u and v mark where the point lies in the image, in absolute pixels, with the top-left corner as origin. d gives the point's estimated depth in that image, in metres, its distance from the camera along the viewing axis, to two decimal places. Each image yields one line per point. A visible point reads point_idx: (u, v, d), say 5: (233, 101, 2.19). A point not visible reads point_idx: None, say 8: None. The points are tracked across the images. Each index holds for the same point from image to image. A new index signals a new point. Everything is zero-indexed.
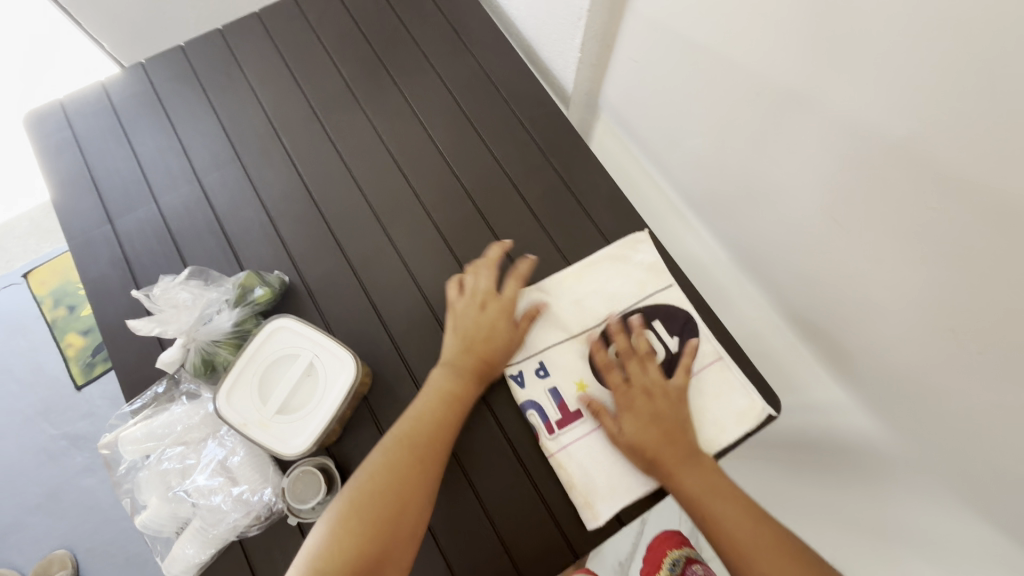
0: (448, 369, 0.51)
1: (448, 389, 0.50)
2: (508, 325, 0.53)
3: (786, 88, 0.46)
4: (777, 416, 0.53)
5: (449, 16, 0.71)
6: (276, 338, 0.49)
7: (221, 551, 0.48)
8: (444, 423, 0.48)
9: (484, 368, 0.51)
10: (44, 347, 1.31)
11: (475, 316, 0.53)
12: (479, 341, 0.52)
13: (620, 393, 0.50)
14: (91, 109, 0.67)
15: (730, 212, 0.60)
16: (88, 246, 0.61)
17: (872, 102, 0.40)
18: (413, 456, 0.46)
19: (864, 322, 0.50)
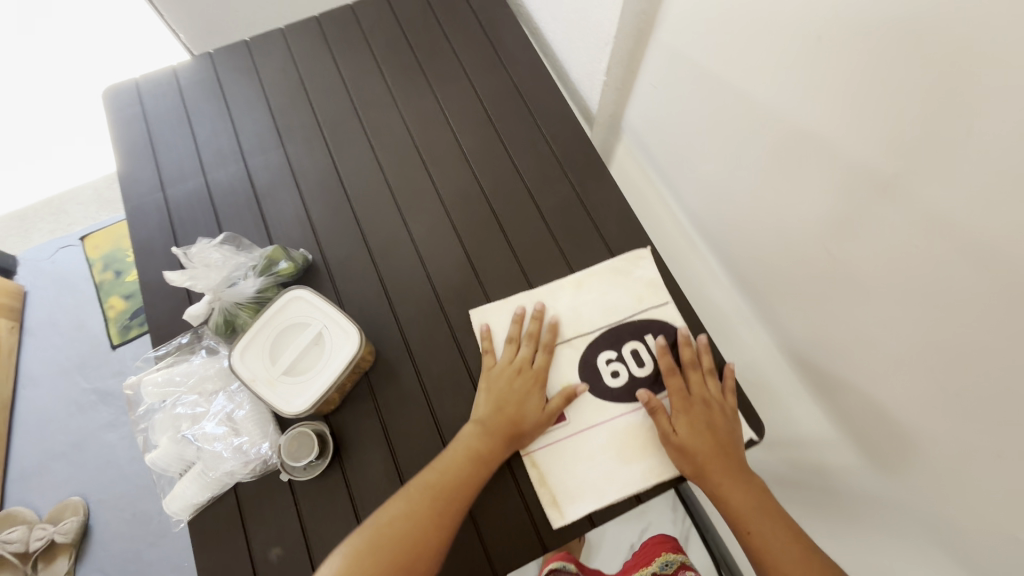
0: (479, 428, 0.52)
1: (477, 450, 0.51)
2: (540, 394, 0.54)
3: (788, 123, 0.47)
4: (757, 441, 0.54)
5: (489, 33, 0.76)
6: (291, 307, 0.53)
7: (218, 497, 0.52)
8: (468, 484, 0.49)
9: (515, 436, 0.52)
10: (89, 305, 1.41)
11: (509, 380, 0.54)
12: (512, 409, 0.53)
13: (679, 403, 0.52)
14: (161, 88, 0.75)
15: (733, 239, 0.61)
16: (141, 209, 0.68)
17: (863, 141, 0.41)
18: (432, 509, 0.48)
19: (849, 360, 0.50)
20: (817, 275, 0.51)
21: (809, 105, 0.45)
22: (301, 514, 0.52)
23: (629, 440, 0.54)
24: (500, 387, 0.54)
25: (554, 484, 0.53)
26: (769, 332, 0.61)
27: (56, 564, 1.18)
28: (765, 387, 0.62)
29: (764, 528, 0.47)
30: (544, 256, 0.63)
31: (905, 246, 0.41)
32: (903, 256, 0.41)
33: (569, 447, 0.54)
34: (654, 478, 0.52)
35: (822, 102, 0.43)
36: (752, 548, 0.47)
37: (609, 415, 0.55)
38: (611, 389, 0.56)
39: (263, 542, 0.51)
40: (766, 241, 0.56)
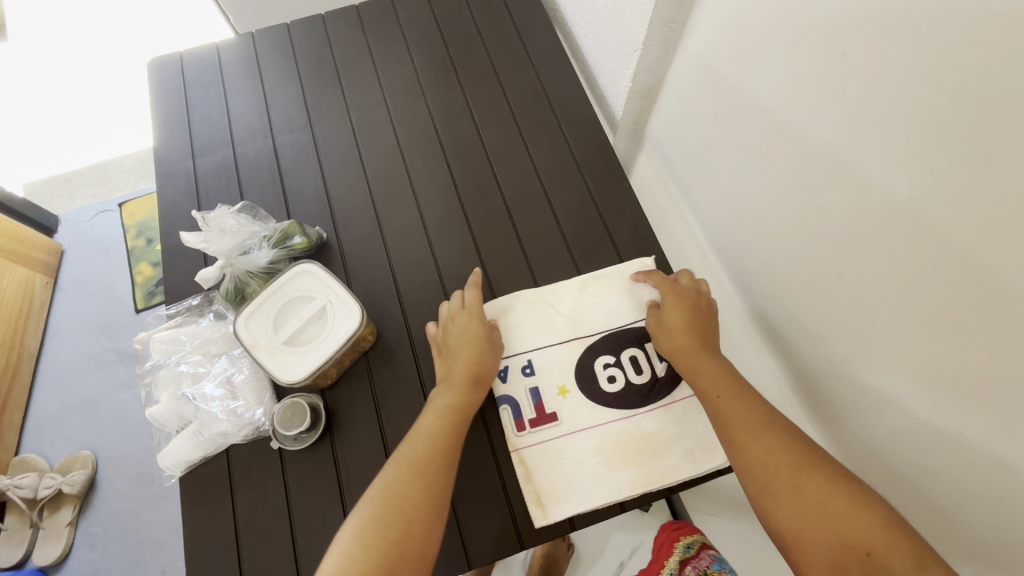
0: (445, 387, 0.52)
1: (447, 404, 0.51)
2: (482, 330, 0.55)
3: (807, 139, 0.47)
4: None
5: (522, 34, 0.77)
6: (298, 280, 0.53)
7: (211, 458, 0.54)
8: (450, 439, 0.49)
9: (481, 379, 0.53)
10: (119, 269, 1.48)
11: (450, 332, 0.55)
12: (467, 352, 0.53)
13: (667, 289, 0.55)
14: (202, 63, 0.77)
15: (746, 256, 0.60)
16: (171, 175, 0.70)
17: (880, 162, 0.40)
18: (422, 469, 0.47)
19: (854, 389, 0.49)
20: (827, 298, 0.49)
21: (830, 122, 0.44)
22: (287, 484, 0.53)
23: (618, 447, 0.53)
24: (453, 331, 0.55)
25: (539, 483, 0.52)
26: (775, 354, 0.60)
27: (60, 513, 1.23)
28: None
29: (732, 398, 0.49)
30: (553, 256, 0.63)
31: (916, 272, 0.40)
32: (913, 284, 0.40)
33: (556, 448, 0.53)
34: (641, 487, 0.52)
35: (842, 120, 0.43)
36: (722, 413, 0.49)
37: (602, 420, 0.54)
38: (605, 394, 0.55)
39: (249, 506, 0.52)
40: (779, 259, 0.55)
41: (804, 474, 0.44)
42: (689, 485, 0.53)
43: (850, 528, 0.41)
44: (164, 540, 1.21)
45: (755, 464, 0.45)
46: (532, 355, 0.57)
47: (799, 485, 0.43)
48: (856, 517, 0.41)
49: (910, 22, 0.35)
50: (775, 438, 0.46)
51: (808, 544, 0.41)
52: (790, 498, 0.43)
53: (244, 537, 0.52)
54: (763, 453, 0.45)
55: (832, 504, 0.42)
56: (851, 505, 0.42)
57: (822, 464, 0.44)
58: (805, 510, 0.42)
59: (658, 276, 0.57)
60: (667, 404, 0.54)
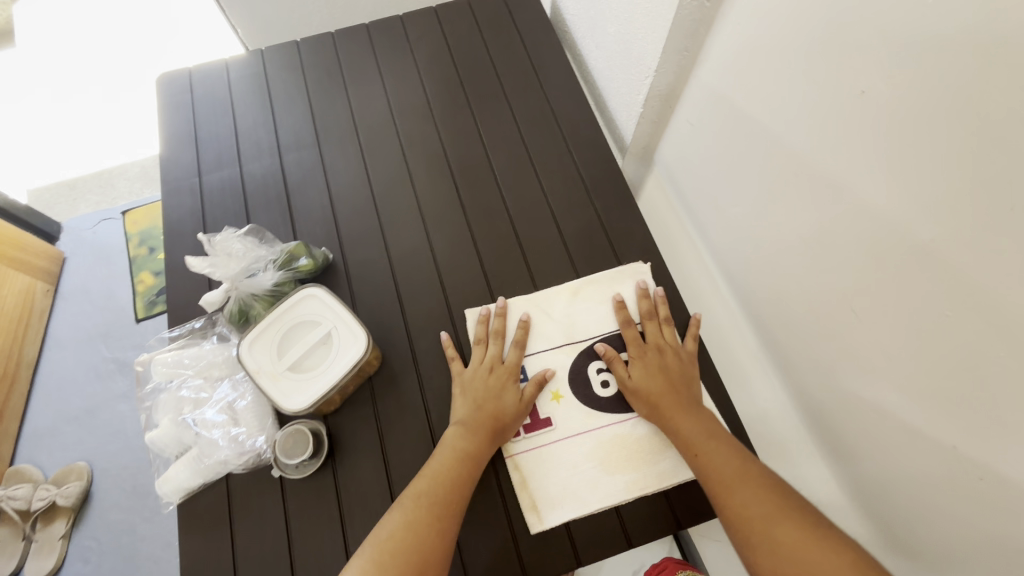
0: (461, 429, 0.52)
1: (465, 448, 0.50)
2: (516, 388, 0.54)
3: (822, 172, 0.46)
4: None
5: (531, 55, 0.77)
6: (305, 304, 0.53)
7: (209, 484, 0.53)
8: (459, 486, 0.48)
9: (500, 430, 0.52)
10: (121, 278, 1.49)
11: (485, 379, 0.54)
12: (492, 400, 0.53)
13: (631, 350, 0.56)
14: (211, 79, 0.77)
15: (754, 284, 0.60)
16: (176, 192, 0.69)
17: (898, 200, 0.39)
18: (430, 516, 0.46)
19: (866, 424, 0.48)
20: (840, 331, 0.48)
21: (849, 157, 0.43)
22: (287, 512, 0.52)
23: (613, 451, 0.53)
24: (489, 383, 0.54)
25: (534, 489, 0.52)
26: (784, 385, 0.59)
27: (53, 526, 1.21)
28: (777, 441, 0.60)
29: (711, 452, 0.49)
30: (560, 280, 0.62)
31: (933, 311, 0.39)
32: (934, 326, 0.39)
33: (551, 453, 0.54)
34: (637, 491, 0.52)
35: (862, 156, 0.42)
36: (703, 467, 0.49)
37: (596, 424, 0.55)
38: (599, 398, 0.56)
39: (247, 535, 0.51)
40: (792, 292, 0.54)
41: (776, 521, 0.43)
42: (697, 517, 0.52)
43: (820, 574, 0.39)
44: (159, 556, 1.19)
45: (735, 517, 0.45)
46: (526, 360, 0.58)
47: (770, 535, 0.43)
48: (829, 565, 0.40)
49: (938, 63, 0.34)
50: (753, 489, 0.45)
51: None
52: (764, 550, 0.42)
53: (242, 567, 0.50)
54: (742, 505, 0.45)
55: (806, 555, 0.41)
56: (823, 552, 0.40)
57: (796, 512, 0.43)
58: (780, 560, 0.41)
59: (631, 331, 0.57)
60: None
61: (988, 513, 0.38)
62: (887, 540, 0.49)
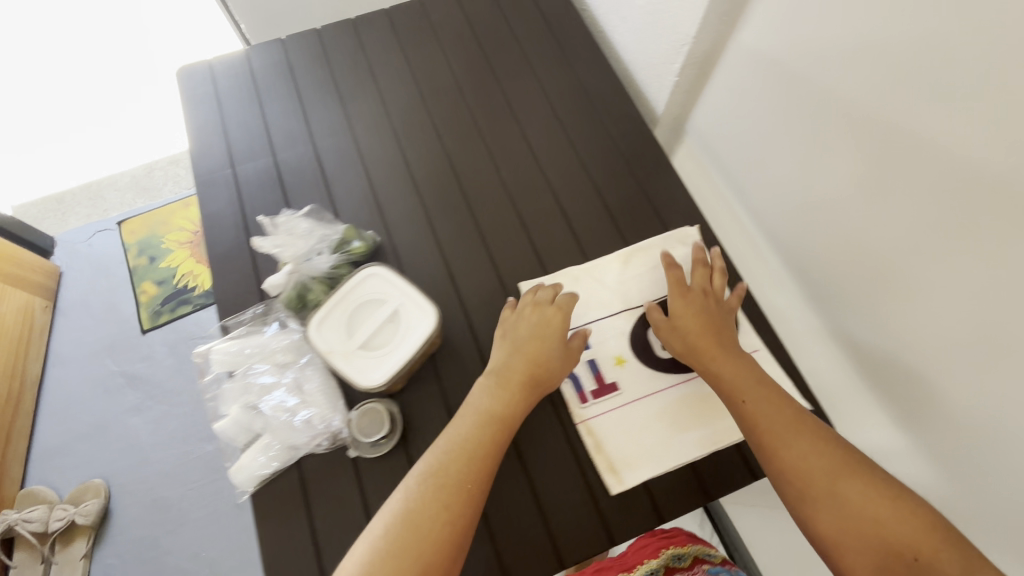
0: (496, 381, 0.51)
1: (500, 400, 0.50)
2: (560, 337, 0.54)
3: (871, 119, 0.46)
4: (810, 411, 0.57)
5: (557, 33, 0.77)
6: (368, 284, 0.52)
7: (282, 470, 0.52)
8: (495, 440, 0.48)
9: (543, 386, 0.52)
10: (122, 289, 1.45)
11: (527, 330, 0.54)
12: (536, 354, 0.52)
13: (674, 290, 0.56)
14: (233, 70, 0.75)
15: (800, 240, 0.61)
16: (210, 183, 0.67)
17: (956, 139, 0.39)
18: (463, 473, 0.45)
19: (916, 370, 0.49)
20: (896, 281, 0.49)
21: (900, 103, 0.43)
22: (365, 495, 0.51)
23: (682, 410, 0.54)
24: (536, 334, 0.53)
25: (609, 452, 0.53)
26: (834, 338, 0.60)
27: (73, 546, 1.18)
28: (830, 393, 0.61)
29: (763, 404, 0.48)
30: (609, 248, 0.63)
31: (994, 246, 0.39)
32: (999, 265, 0.39)
33: (621, 416, 0.54)
34: (710, 447, 0.53)
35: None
36: (752, 416, 0.48)
37: (661, 386, 0.56)
38: (661, 360, 0.57)
39: (329, 520, 0.50)
40: (839, 249, 0.55)
41: (840, 479, 0.43)
42: None
43: (898, 533, 0.40)
44: (186, 568, 1.17)
45: (790, 469, 0.45)
46: (586, 329, 0.58)
47: (836, 490, 0.43)
48: (901, 522, 0.40)
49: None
50: (811, 443, 0.45)
51: (851, 548, 0.41)
52: (828, 504, 0.43)
53: (325, 553, 0.49)
54: (800, 457, 0.45)
55: (875, 510, 0.41)
56: (891, 509, 0.41)
57: (860, 468, 0.44)
58: (842, 514, 0.42)
59: (677, 274, 0.57)
60: None
61: None
62: (944, 478, 0.50)
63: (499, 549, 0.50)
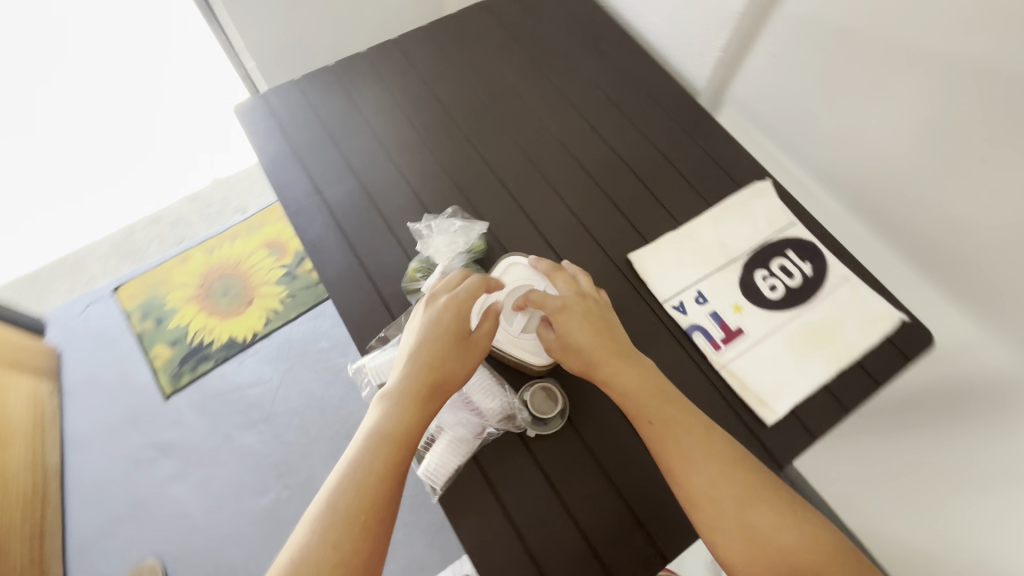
0: (394, 412, 0.48)
1: (396, 433, 0.48)
2: (456, 340, 0.52)
3: (951, 56, 0.55)
4: (908, 323, 0.63)
5: (589, 28, 0.83)
6: (512, 274, 0.60)
7: (463, 465, 0.53)
8: (396, 479, 0.46)
9: (444, 383, 0.51)
10: (132, 358, 1.33)
11: (429, 348, 0.51)
12: (429, 355, 0.51)
13: (553, 303, 0.54)
14: (287, 102, 0.76)
15: (863, 176, 0.68)
16: (302, 213, 0.68)
17: None
18: (362, 525, 0.43)
19: (999, 262, 0.59)
20: (982, 191, 0.58)
21: (983, 36, 0.52)
22: (547, 472, 0.54)
23: (803, 339, 0.61)
24: (444, 351, 0.52)
25: (753, 388, 0.58)
26: (903, 256, 0.69)
27: None
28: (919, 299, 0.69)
29: (672, 425, 0.48)
30: (695, 210, 0.69)
31: None
32: None
33: (753, 356, 0.60)
34: (836, 366, 0.60)
35: (991, 26, 0.51)
36: (657, 439, 0.48)
37: (780, 322, 0.62)
38: (773, 300, 0.63)
39: (520, 502, 0.53)
40: (907, 174, 0.63)
41: (752, 506, 0.45)
42: (888, 373, 0.60)
43: (802, 561, 0.43)
44: None
45: (699, 496, 0.45)
46: (700, 287, 0.64)
47: (746, 519, 0.45)
48: (806, 550, 0.43)
49: None
50: (719, 469, 0.46)
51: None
52: (741, 535, 0.44)
53: (527, 533, 0.52)
54: (709, 483, 0.46)
55: (782, 537, 0.44)
56: (792, 532, 0.44)
57: (767, 493, 0.46)
58: (750, 543, 0.44)
59: (536, 295, 0.55)
60: (825, 296, 0.63)
61: None
62: None
63: None
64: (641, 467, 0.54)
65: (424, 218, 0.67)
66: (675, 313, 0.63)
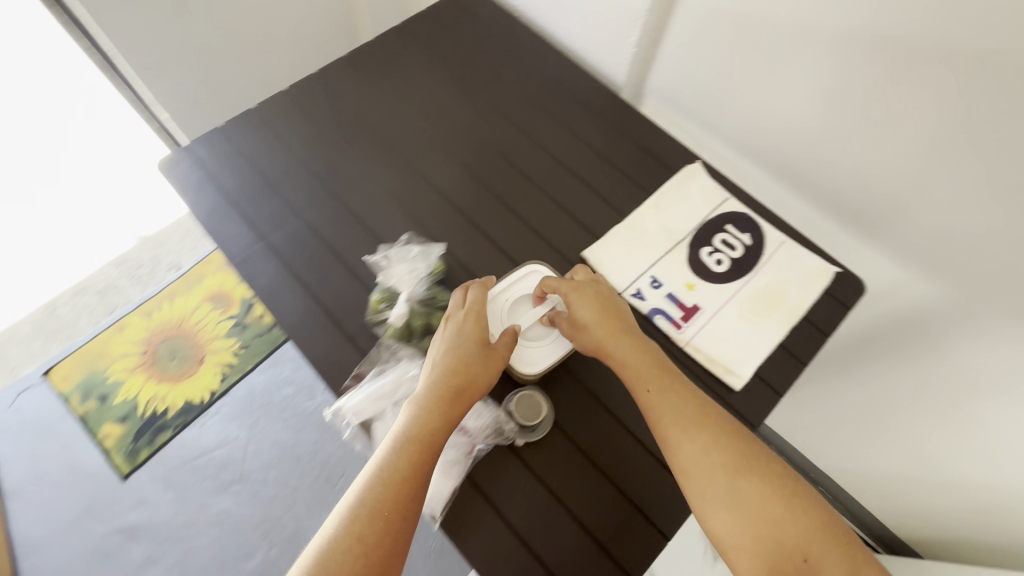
0: (419, 412, 0.50)
1: (420, 432, 0.49)
2: (477, 345, 0.54)
3: (836, 28, 0.60)
4: (842, 274, 0.68)
5: (506, 39, 0.85)
6: (530, 279, 0.62)
7: (458, 487, 0.54)
8: (420, 477, 0.47)
9: (466, 386, 0.52)
10: (78, 443, 1.23)
11: (455, 349, 0.54)
12: (454, 361, 0.53)
13: (568, 287, 0.58)
14: (211, 152, 0.73)
15: (781, 145, 0.74)
16: (249, 262, 0.66)
17: (917, 19, 0.55)
18: (383, 519, 0.45)
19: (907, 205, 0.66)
20: (884, 146, 0.64)
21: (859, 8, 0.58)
22: (541, 477, 0.55)
23: (754, 304, 0.65)
24: (464, 352, 0.54)
25: (718, 358, 0.62)
26: (827, 213, 0.75)
27: None
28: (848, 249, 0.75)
29: (664, 394, 0.50)
30: (635, 199, 0.72)
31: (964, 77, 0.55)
32: (963, 89, 0.55)
33: (712, 329, 0.64)
34: (787, 325, 0.64)
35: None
36: (651, 408, 0.50)
37: (731, 292, 0.66)
38: (721, 274, 0.67)
39: (520, 512, 0.53)
40: (815, 139, 0.70)
41: (741, 477, 0.46)
42: (832, 321, 0.65)
43: (791, 536, 0.44)
44: None
45: (689, 465, 0.47)
46: (654, 272, 0.67)
47: (736, 489, 0.46)
48: (794, 522, 0.45)
49: None
50: (711, 439, 0.48)
51: (744, 550, 0.44)
52: (732, 504, 0.45)
53: (533, 541, 0.52)
54: (702, 454, 0.47)
55: (771, 508, 0.45)
56: (783, 505, 0.45)
57: (760, 466, 0.47)
58: (740, 512, 0.45)
59: (552, 281, 0.59)
60: (767, 261, 0.68)
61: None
62: (949, 277, 0.67)
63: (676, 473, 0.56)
64: (629, 455, 0.56)
65: (379, 250, 0.67)
66: (635, 302, 0.65)
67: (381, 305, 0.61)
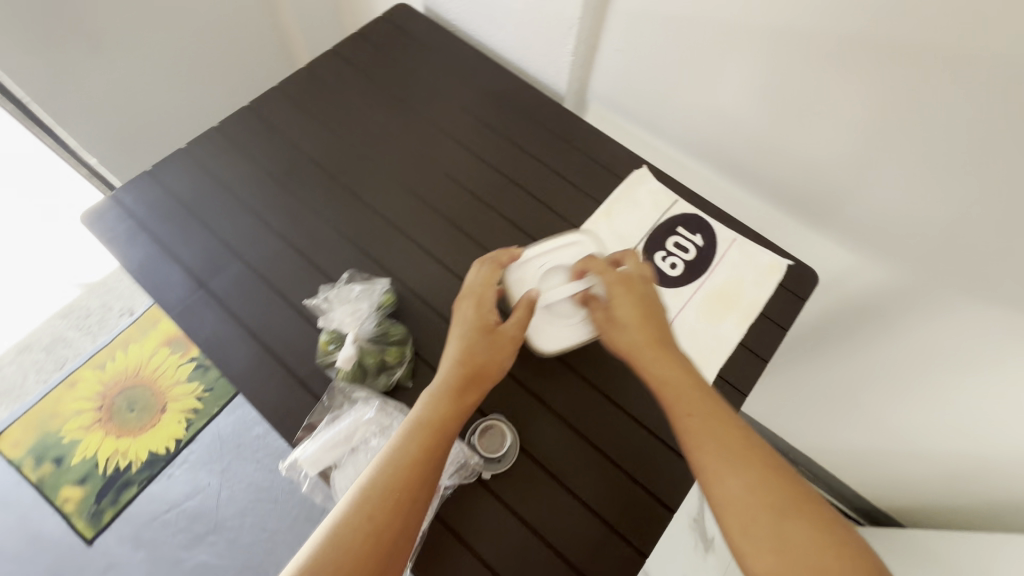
0: (433, 397, 0.50)
1: (433, 418, 0.48)
2: (488, 330, 0.54)
3: (762, 25, 0.60)
4: (794, 265, 0.69)
5: (443, 55, 0.84)
6: (568, 255, 0.64)
7: (427, 528, 0.52)
8: (432, 463, 0.46)
9: (478, 372, 0.52)
10: (35, 511, 1.15)
11: (469, 333, 0.54)
12: (463, 346, 0.53)
13: (612, 277, 0.56)
14: (139, 198, 0.69)
15: (725, 142, 0.74)
16: (189, 312, 0.62)
17: (837, 14, 0.55)
18: (393, 502, 0.44)
19: (850, 191, 0.67)
20: (821, 137, 0.65)
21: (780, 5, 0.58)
22: (512, 508, 0.53)
23: (711, 306, 0.65)
24: (476, 338, 0.54)
25: None
26: (776, 205, 0.76)
27: None
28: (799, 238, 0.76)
29: (701, 413, 0.47)
30: (585, 209, 0.72)
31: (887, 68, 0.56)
32: (888, 79, 0.56)
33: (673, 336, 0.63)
34: (745, 323, 0.64)
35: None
36: (685, 428, 0.46)
37: (688, 296, 0.66)
38: (676, 278, 0.67)
39: (492, 547, 0.52)
40: (755, 134, 0.70)
41: (794, 522, 0.41)
42: (788, 314, 0.66)
43: None
44: None
45: (727, 496, 0.42)
46: None
47: (785, 535, 0.40)
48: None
49: None
50: (756, 475, 0.43)
51: None
52: (778, 549, 0.40)
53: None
54: (744, 488, 0.42)
55: (828, 560, 0.39)
56: (842, 558, 0.39)
57: (814, 513, 0.41)
58: (790, 561, 0.39)
59: (598, 264, 0.57)
60: (721, 260, 0.68)
61: (964, 175, 0.58)
62: (897, 258, 0.69)
63: (648, 488, 0.55)
64: (600, 474, 0.55)
65: (323, 289, 0.64)
66: None
67: (330, 347, 0.59)
